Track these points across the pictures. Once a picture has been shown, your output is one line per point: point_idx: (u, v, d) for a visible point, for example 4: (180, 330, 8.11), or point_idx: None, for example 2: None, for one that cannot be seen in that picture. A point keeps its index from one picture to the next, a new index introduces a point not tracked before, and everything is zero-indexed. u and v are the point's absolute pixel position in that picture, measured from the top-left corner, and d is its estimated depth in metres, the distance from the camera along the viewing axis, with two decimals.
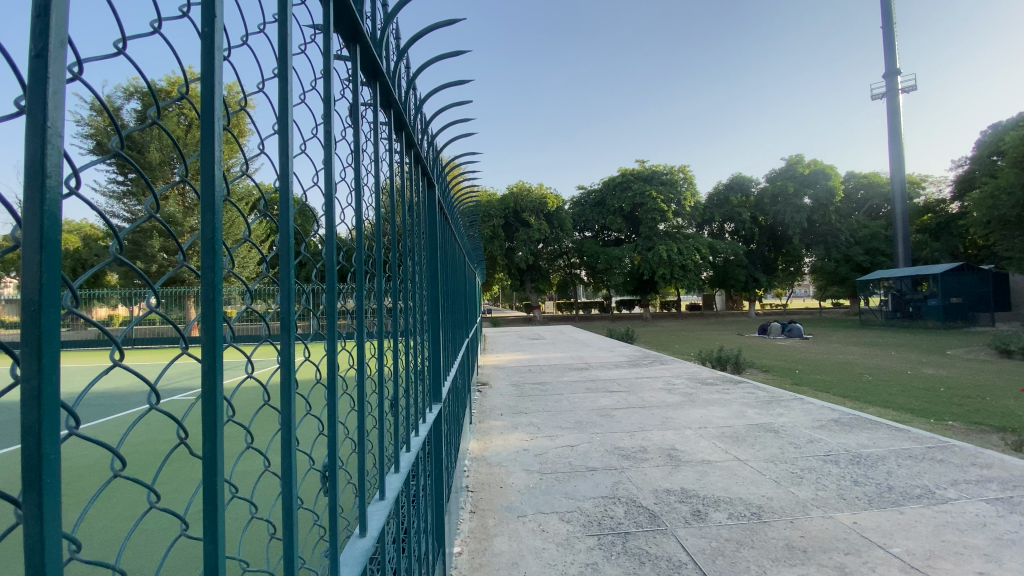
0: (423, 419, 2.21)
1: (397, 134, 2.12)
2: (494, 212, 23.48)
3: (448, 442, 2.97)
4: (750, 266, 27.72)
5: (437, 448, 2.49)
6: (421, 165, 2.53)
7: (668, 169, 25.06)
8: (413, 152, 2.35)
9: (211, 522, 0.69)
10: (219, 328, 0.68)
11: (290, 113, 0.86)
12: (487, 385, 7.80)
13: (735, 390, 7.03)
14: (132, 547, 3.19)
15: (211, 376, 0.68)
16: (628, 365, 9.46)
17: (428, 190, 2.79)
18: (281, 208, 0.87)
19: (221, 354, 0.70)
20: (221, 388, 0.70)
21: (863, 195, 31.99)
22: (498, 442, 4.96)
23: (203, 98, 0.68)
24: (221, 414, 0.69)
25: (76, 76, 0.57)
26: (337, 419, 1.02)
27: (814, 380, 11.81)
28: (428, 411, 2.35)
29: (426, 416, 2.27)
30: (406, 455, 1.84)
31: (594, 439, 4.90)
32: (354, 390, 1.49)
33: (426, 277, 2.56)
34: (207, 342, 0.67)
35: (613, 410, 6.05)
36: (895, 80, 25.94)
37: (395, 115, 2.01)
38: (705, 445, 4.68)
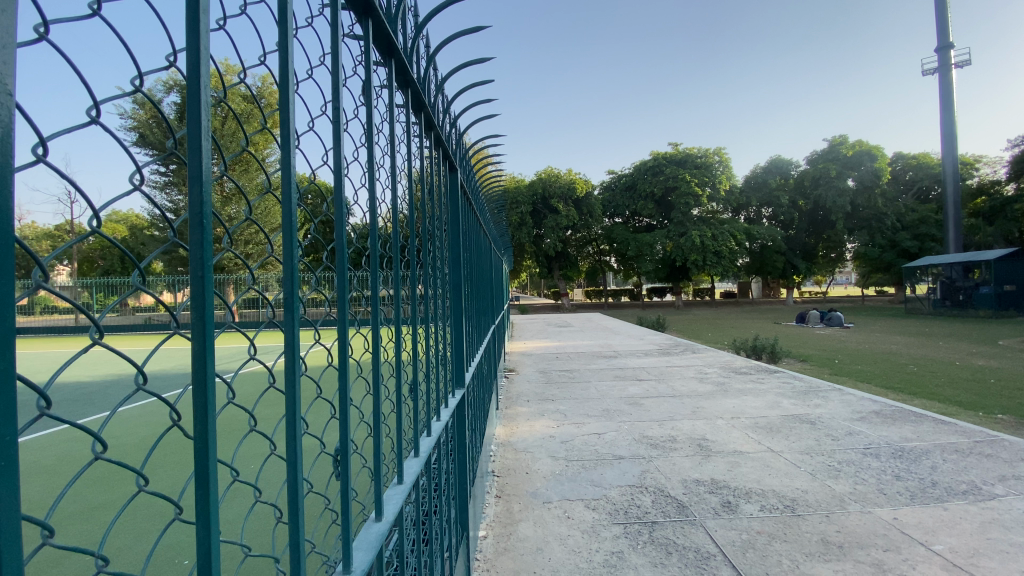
0: (446, 401, 2.20)
1: (416, 114, 2.08)
2: (522, 198, 23.37)
3: (472, 429, 2.97)
4: (787, 253, 26.84)
5: (460, 432, 2.48)
6: (441, 148, 2.49)
7: (702, 152, 24.36)
8: (434, 135, 2.32)
9: (203, 507, 0.68)
10: (208, 309, 0.67)
11: (289, 87, 0.84)
12: (514, 371, 7.82)
13: (769, 379, 6.83)
14: (129, 527, 3.34)
15: (201, 357, 0.68)
16: (657, 353, 9.32)
17: (450, 173, 2.76)
18: (283, 187, 0.85)
19: (212, 335, 0.69)
20: (212, 370, 0.69)
21: (910, 177, 30.41)
22: (524, 428, 4.97)
23: (188, 69, 0.67)
24: (212, 396, 0.69)
25: (46, 38, 0.56)
26: (348, 404, 1.00)
27: (853, 370, 11.38)
28: (451, 397, 2.34)
29: (447, 400, 2.27)
30: (428, 439, 1.83)
31: (622, 427, 4.85)
32: (370, 373, 1.47)
33: (447, 263, 2.55)
34: (196, 324, 0.66)
35: (642, 398, 5.98)
36: (947, 53, 24.40)
37: (413, 94, 1.96)
38: (736, 435, 4.56)
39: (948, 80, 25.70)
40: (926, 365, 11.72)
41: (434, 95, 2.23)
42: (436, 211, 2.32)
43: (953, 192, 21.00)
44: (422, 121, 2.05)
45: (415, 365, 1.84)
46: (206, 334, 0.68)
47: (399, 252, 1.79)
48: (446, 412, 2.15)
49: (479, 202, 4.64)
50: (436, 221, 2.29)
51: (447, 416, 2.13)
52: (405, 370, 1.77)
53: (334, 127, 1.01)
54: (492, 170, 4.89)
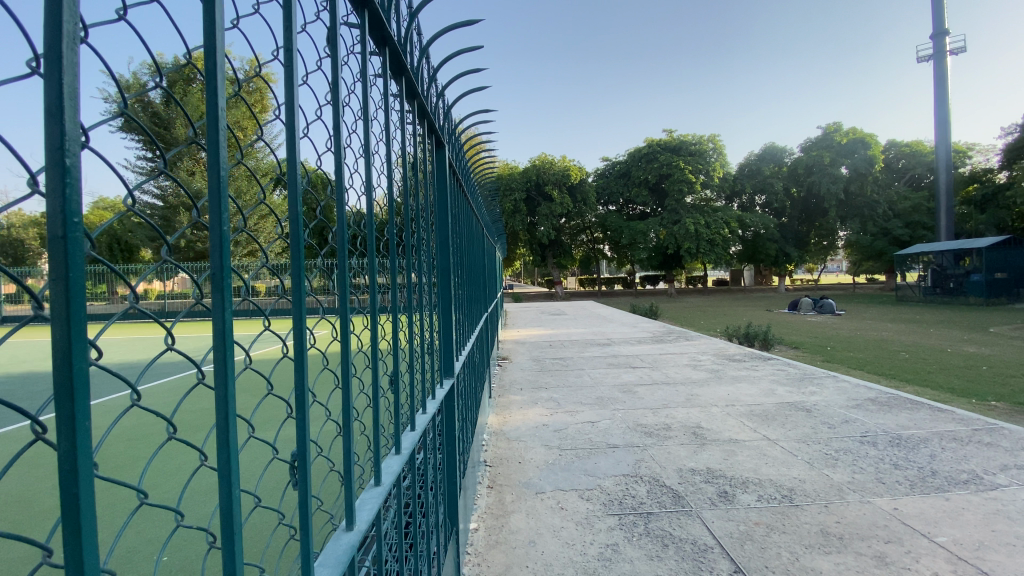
0: (434, 391, 2.10)
1: (396, 82, 1.87)
2: (516, 185, 23.11)
3: (462, 420, 2.86)
4: (780, 241, 26.87)
5: (449, 423, 2.37)
6: (427, 123, 2.28)
7: (697, 139, 24.18)
8: (420, 107, 2.12)
9: (76, 547, 0.55)
10: (74, 296, 0.52)
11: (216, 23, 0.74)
12: (507, 359, 7.73)
13: (764, 366, 6.80)
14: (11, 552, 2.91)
15: (66, 354, 0.53)
16: (651, 340, 9.25)
17: (439, 151, 2.59)
18: (207, 139, 0.74)
19: (82, 329, 0.54)
20: (83, 372, 0.54)
21: (903, 164, 30.44)
22: (517, 416, 4.88)
23: None
24: (87, 405, 0.55)
25: None
26: (307, 403, 0.89)
27: (845, 357, 11.41)
28: (439, 388, 2.22)
29: (435, 391, 2.15)
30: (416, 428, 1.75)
31: (616, 415, 4.77)
32: (338, 368, 1.33)
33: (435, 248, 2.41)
34: (59, 309, 0.51)
35: (636, 385, 5.92)
36: (944, 39, 24.26)
37: (393, 57, 1.75)
38: (732, 423, 4.51)
39: (944, 67, 25.60)
40: (917, 353, 11.80)
41: (418, 61, 2.01)
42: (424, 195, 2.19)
43: (946, 180, 21.07)
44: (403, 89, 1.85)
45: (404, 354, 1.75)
46: (76, 323, 0.53)
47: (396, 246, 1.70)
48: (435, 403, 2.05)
49: (472, 190, 4.57)
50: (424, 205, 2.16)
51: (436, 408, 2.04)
52: (395, 356, 1.68)
53: (286, 81, 0.88)
54: (485, 155, 4.75)
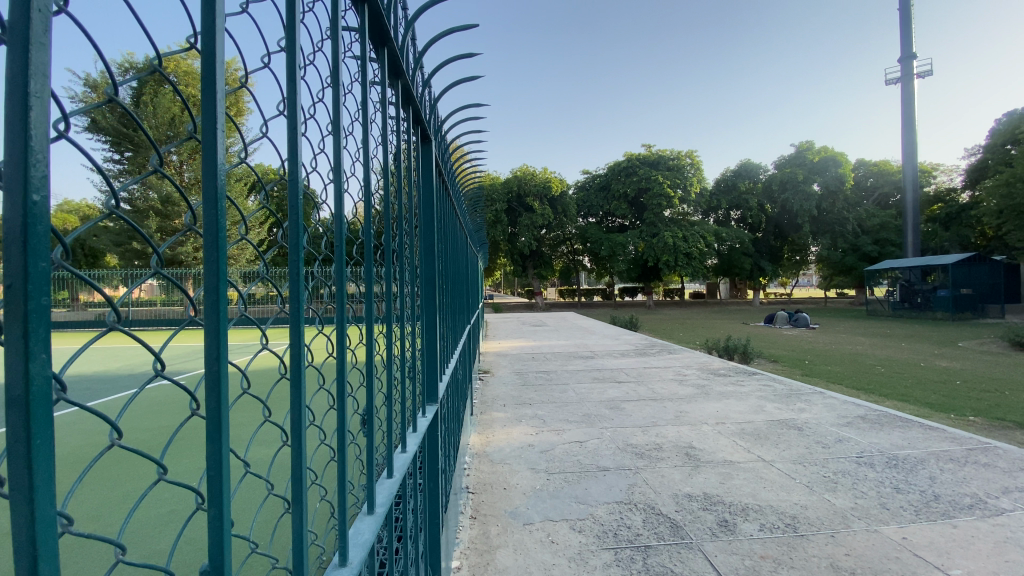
0: (416, 419, 1.85)
1: (377, 52, 1.58)
2: (497, 196, 23.01)
3: (445, 450, 2.58)
4: (756, 255, 27.30)
5: (432, 455, 2.10)
6: (412, 108, 1.98)
7: (675, 154, 24.47)
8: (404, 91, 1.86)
9: None
10: None
11: None
12: (489, 373, 7.47)
13: (750, 381, 6.68)
14: None
15: None
16: (634, 354, 9.09)
17: (425, 146, 2.30)
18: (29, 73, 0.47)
19: None
20: None
21: (872, 183, 31.39)
22: (501, 436, 4.62)
23: None
24: None
25: None
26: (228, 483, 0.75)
27: (824, 371, 11.45)
28: (421, 416, 1.94)
29: (417, 420, 1.86)
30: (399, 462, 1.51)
31: (604, 434, 4.54)
32: None
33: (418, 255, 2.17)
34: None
35: (623, 401, 5.71)
36: (910, 64, 25.22)
37: (371, 15, 1.45)
38: (724, 443, 4.33)
39: (910, 90, 26.54)
40: (893, 367, 11.91)
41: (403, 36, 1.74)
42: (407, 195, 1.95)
43: (913, 199, 21.72)
44: (384, 61, 1.56)
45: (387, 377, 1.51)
46: None
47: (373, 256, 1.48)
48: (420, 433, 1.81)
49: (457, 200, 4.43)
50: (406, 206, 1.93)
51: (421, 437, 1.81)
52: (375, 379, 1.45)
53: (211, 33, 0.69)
54: (469, 165, 4.57)
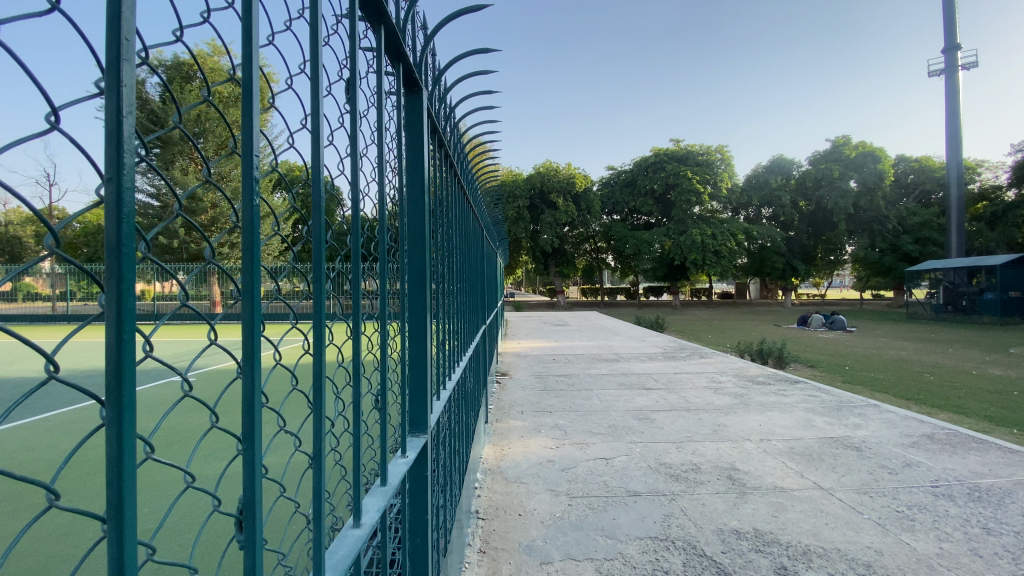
0: (394, 464, 1.22)
1: None
2: (520, 193, 22.49)
3: (442, 489, 1.96)
4: (789, 255, 26.09)
5: (420, 504, 1.49)
6: (391, 34, 1.24)
7: (704, 149, 23.51)
8: (404, 66, 1.40)
9: None
10: None
11: None
12: (507, 376, 7.02)
13: (793, 391, 6.06)
14: None
15: None
16: (663, 357, 8.52)
17: (416, 95, 1.57)
18: None
19: None
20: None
21: (913, 179, 29.75)
22: (518, 448, 4.17)
23: None
24: None
25: None
26: None
27: (866, 378, 10.65)
28: (403, 455, 1.31)
29: (397, 464, 1.24)
30: (395, 471, 1.20)
31: (633, 451, 4.05)
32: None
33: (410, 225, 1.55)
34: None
35: (652, 412, 5.20)
36: (956, 54, 23.80)
37: None
38: (772, 464, 3.80)
39: (954, 82, 25.12)
40: (944, 375, 11.00)
41: None
42: (409, 176, 1.56)
43: (958, 195, 20.45)
44: None
45: (383, 378, 1.19)
46: None
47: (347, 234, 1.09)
48: (423, 439, 1.51)
49: (474, 197, 4.14)
50: (413, 187, 1.56)
51: (423, 444, 1.50)
52: (366, 380, 1.12)
53: None
54: (486, 156, 4.17)
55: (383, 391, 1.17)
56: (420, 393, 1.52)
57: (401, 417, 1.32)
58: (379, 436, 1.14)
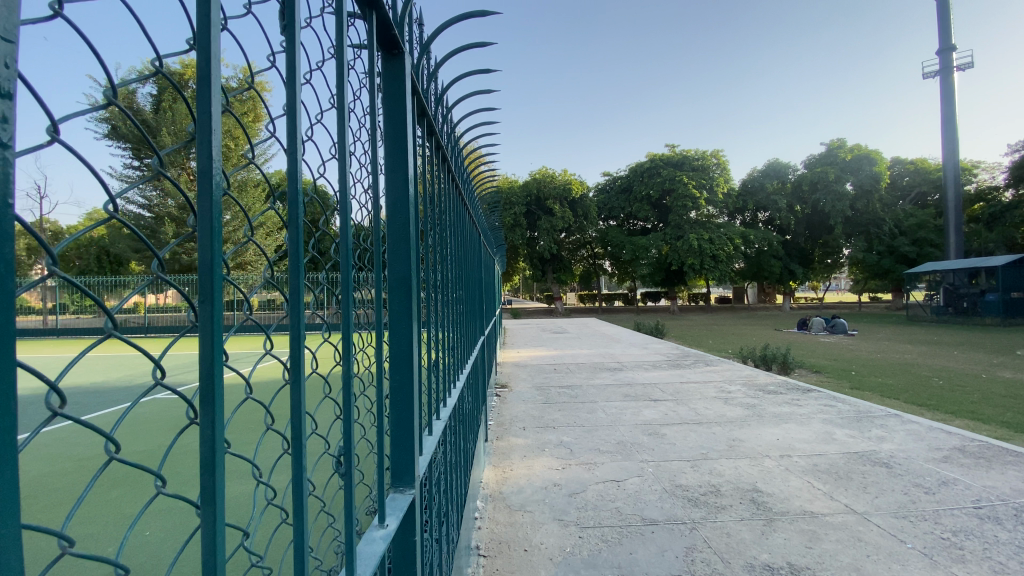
0: (366, 543, 0.92)
1: None
2: (516, 200, 22.27)
3: (433, 541, 1.65)
4: (786, 258, 25.91)
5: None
6: None
7: (699, 154, 23.33)
8: (379, 19, 1.11)
9: None
10: None
11: None
12: (506, 388, 6.70)
13: (807, 401, 5.76)
14: None
15: None
16: (668, 366, 8.21)
17: (399, 59, 1.26)
18: None
19: None
20: None
21: (908, 181, 29.71)
22: (520, 470, 3.86)
23: None
24: None
25: None
26: None
27: (874, 383, 10.37)
28: (381, 526, 1.02)
29: (372, 543, 0.94)
30: (369, 552, 0.92)
31: (646, 471, 3.74)
32: None
33: (390, 227, 1.24)
34: None
35: (662, 426, 4.89)
36: (949, 57, 23.77)
37: None
38: (797, 485, 3.50)
39: (948, 85, 25.09)
40: (952, 379, 10.73)
41: None
42: (389, 163, 1.26)
43: (955, 196, 20.35)
44: None
45: (348, 423, 0.89)
46: None
47: (298, 224, 0.79)
48: (411, 495, 1.19)
49: (471, 205, 3.94)
50: (395, 177, 1.27)
51: (410, 502, 1.19)
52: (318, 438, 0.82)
53: None
54: (482, 165, 3.96)
55: (346, 445, 0.87)
56: (405, 436, 1.21)
57: (380, 472, 1.03)
58: (343, 510, 0.86)
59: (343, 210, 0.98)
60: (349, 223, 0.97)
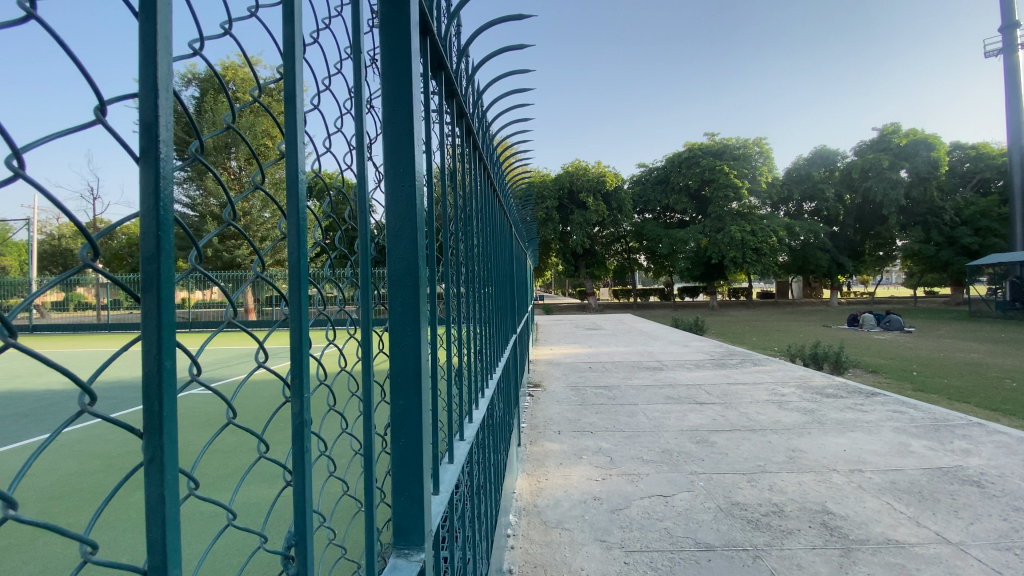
0: None
1: None
2: (548, 194, 21.85)
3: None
4: (835, 251, 24.49)
5: None
6: None
7: (741, 142, 22.24)
8: None
9: None
10: None
11: None
12: (540, 388, 6.40)
13: (873, 407, 5.21)
14: None
15: None
16: (711, 365, 7.70)
17: None
18: None
19: None
20: None
21: (969, 167, 27.63)
22: (556, 480, 3.56)
23: None
24: None
25: None
26: None
27: (939, 385, 9.52)
28: None
29: None
30: None
31: (696, 485, 3.38)
32: None
33: (390, 204, 0.92)
34: None
35: (710, 432, 4.48)
36: (1017, 32, 21.90)
37: None
38: (872, 506, 3.08)
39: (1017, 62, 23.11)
40: None
41: None
42: (386, 115, 0.92)
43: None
44: None
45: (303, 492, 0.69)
46: None
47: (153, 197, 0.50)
48: (422, 562, 0.89)
49: (503, 199, 3.68)
50: (397, 129, 0.93)
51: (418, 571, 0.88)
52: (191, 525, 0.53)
53: None
54: (516, 158, 3.66)
55: None
56: (412, 481, 0.90)
57: None
58: None
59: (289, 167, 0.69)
60: (301, 186, 0.71)
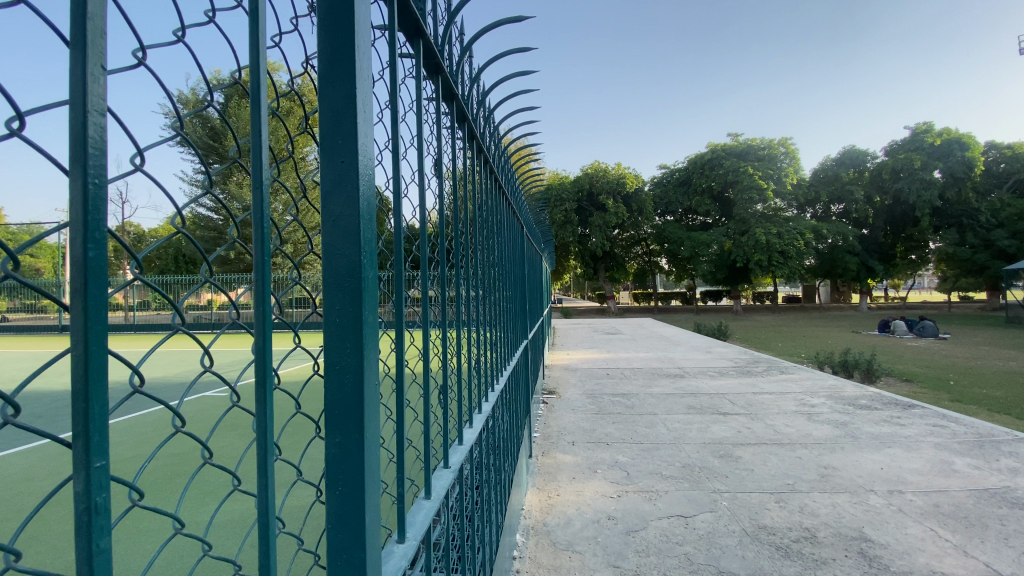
0: None
1: None
2: (567, 196, 21.61)
3: None
4: (864, 254, 23.63)
5: None
6: None
7: (766, 143, 21.64)
8: None
9: None
10: None
11: None
12: (555, 396, 6.18)
13: (910, 420, 4.86)
14: None
15: None
16: (735, 373, 7.36)
17: None
18: None
19: None
20: None
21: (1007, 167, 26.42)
22: (568, 495, 3.34)
23: None
24: None
25: None
26: None
27: (979, 396, 8.97)
28: None
29: None
30: None
31: (719, 505, 3.13)
32: None
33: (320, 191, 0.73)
34: None
35: (735, 446, 4.21)
36: None
37: None
38: (916, 532, 2.79)
39: None
40: None
41: None
42: (323, 77, 0.73)
43: None
44: None
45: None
46: None
47: None
48: None
49: (517, 205, 3.52)
50: (334, 93, 0.74)
51: None
52: None
53: None
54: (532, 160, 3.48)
55: None
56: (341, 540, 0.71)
57: None
58: None
59: (70, 117, 0.48)
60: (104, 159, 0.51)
